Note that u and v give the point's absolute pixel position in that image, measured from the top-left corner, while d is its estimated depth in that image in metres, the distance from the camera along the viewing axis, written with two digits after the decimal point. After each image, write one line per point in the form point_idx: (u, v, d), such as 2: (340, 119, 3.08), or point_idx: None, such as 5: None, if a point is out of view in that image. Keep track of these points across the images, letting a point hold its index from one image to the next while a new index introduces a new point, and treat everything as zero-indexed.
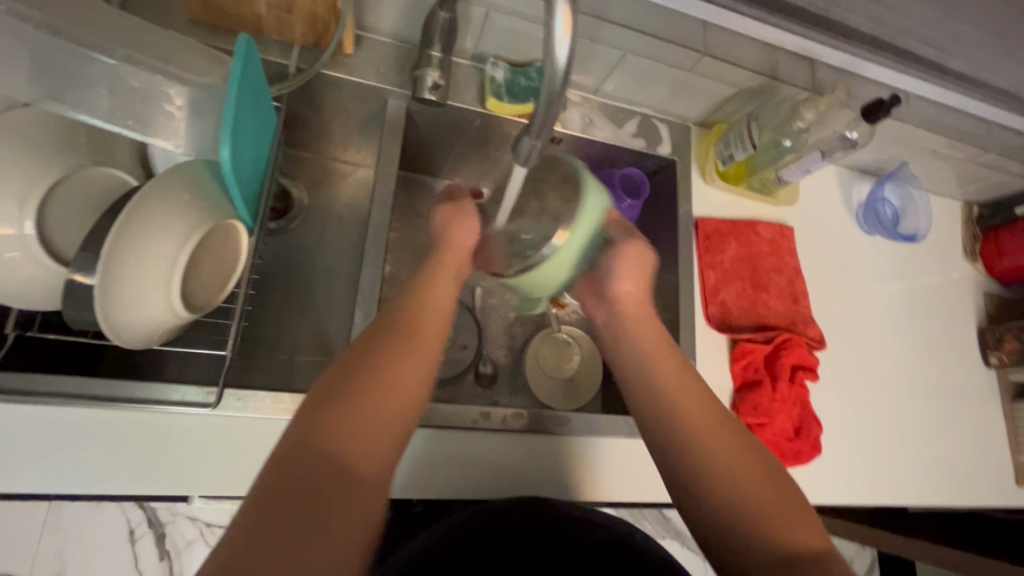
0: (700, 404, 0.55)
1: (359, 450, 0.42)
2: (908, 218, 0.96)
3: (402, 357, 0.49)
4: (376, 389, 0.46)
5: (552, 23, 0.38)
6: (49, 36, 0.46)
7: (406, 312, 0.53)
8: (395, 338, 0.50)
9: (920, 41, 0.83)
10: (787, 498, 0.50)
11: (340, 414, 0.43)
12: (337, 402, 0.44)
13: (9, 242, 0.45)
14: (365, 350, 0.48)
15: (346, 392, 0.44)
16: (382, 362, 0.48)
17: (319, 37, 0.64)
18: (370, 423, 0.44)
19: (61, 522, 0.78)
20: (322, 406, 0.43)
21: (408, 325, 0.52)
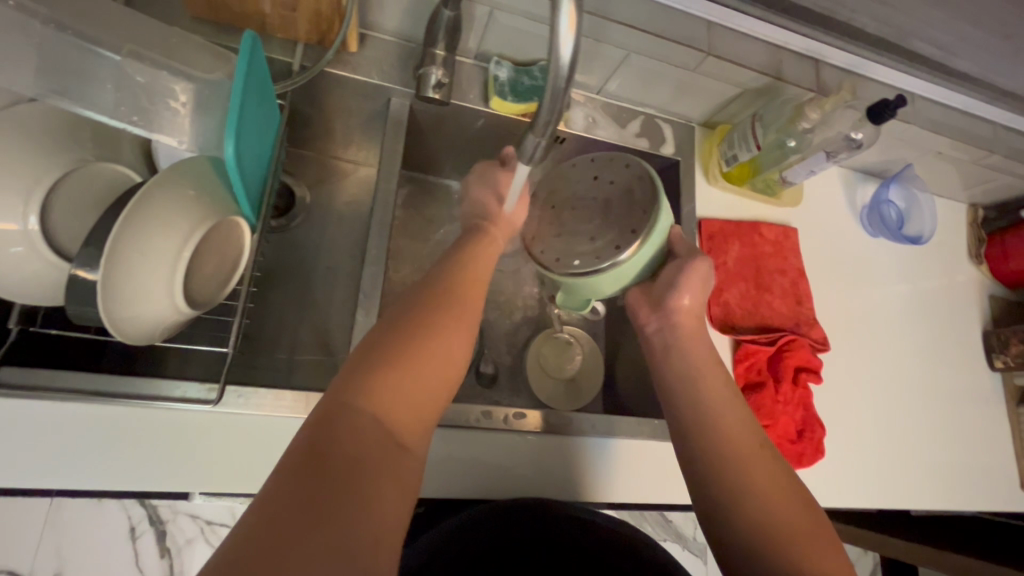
0: (740, 423, 0.56)
1: (400, 424, 0.43)
2: (913, 220, 0.95)
3: (446, 333, 0.49)
4: (421, 364, 0.46)
5: (557, 22, 0.37)
6: (56, 32, 0.46)
7: (449, 288, 0.53)
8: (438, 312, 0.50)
9: (925, 42, 0.83)
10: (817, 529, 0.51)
11: (386, 386, 0.43)
12: (383, 373, 0.44)
13: (13, 236, 0.45)
14: (410, 323, 0.48)
15: (391, 365, 0.45)
16: (426, 335, 0.48)
17: (323, 34, 0.64)
18: (412, 398, 0.44)
19: (62, 520, 0.82)
20: (369, 375, 0.43)
21: (449, 301, 0.52)
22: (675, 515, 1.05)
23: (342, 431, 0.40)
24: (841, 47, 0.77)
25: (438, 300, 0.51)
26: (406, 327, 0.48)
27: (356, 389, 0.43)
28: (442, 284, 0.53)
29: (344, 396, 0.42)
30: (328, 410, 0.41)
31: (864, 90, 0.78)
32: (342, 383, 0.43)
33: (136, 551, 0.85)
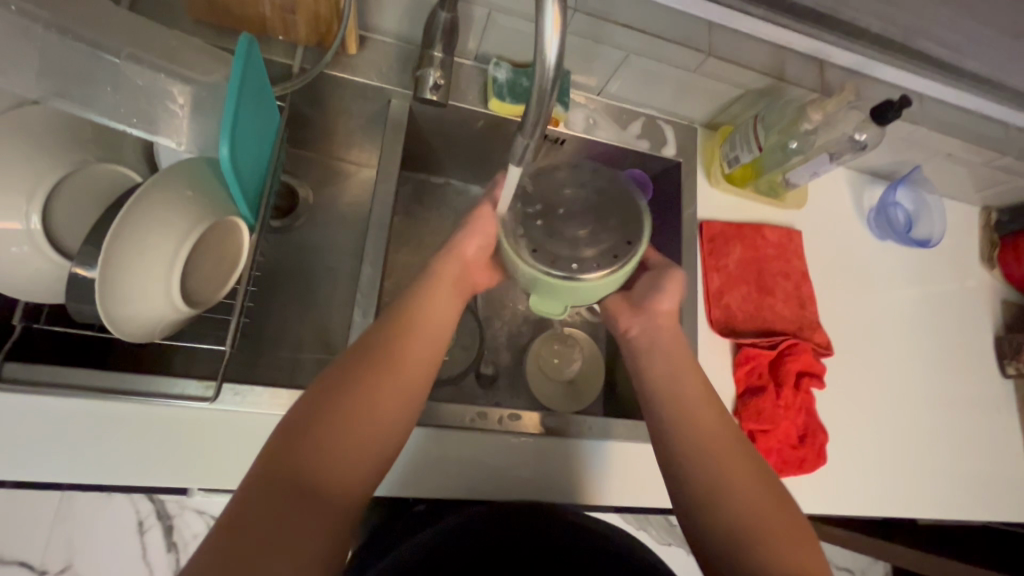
0: (717, 430, 0.56)
1: (333, 477, 0.46)
2: (922, 223, 0.93)
3: (385, 386, 0.51)
4: (356, 419, 0.48)
5: (541, 24, 0.37)
6: (58, 35, 0.47)
7: (396, 337, 0.55)
8: (382, 364, 0.52)
9: (933, 42, 0.82)
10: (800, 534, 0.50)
11: (320, 442, 0.46)
12: (319, 428, 0.47)
13: (16, 236, 0.46)
14: (351, 376, 0.51)
15: (326, 421, 0.47)
16: (365, 389, 0.50)
17: (322, 37, 0.65)
18: (346, 451, 0.47)
19: (72, 512, 0.84)
20: (304, 432, 0.46)
21: (395, 351, 0.54)
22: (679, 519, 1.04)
23: (273, 486, 0.43)
24: (846, 47, 0.76)
25: (386, 349, 0.53)
26: (346, 381, 0.50)
27: (293, 443, 0.46)
28: (391, 332, 0.55)
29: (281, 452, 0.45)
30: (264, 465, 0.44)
31: (869, 91, 0.77)
32: (280, 437, 0.46)
33: (144, 544, 0.87)
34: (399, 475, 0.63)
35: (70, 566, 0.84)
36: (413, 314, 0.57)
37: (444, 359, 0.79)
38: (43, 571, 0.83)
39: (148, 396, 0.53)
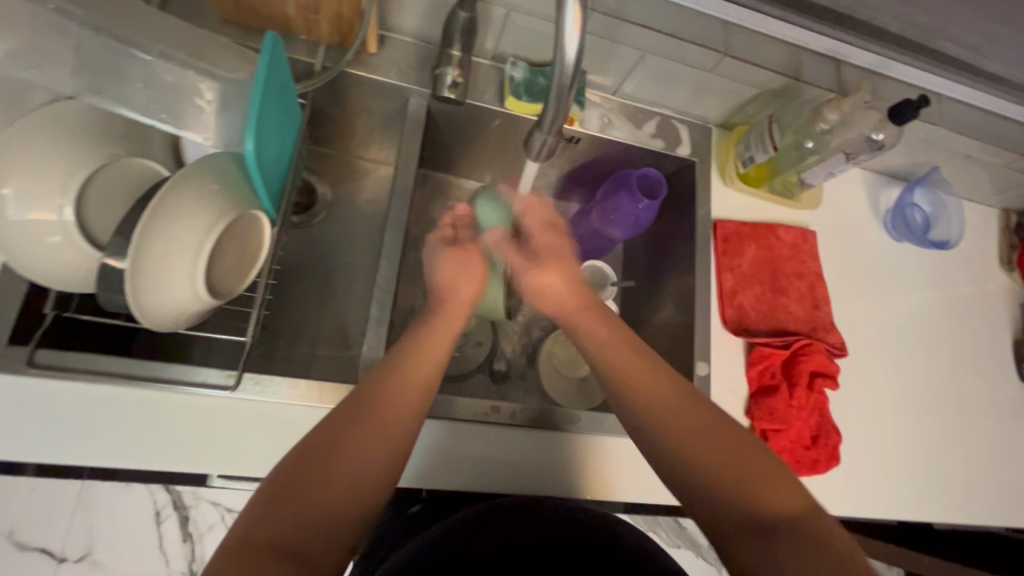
0: (661, 391, 0.54)
1: (310, 545, 0.43)
2: (940, 225, 0.92)
3: (367, 443, 0.48)
4: (335, 483, 0.45)
5: (563, 20, 0.38)
6: (94, 33, 0.48)
7: (383, 391, 0.51)
8: (364, 423, 0.49)
9: (952, 42, 0.81)
10: (760, 463, 0.50)
11: (296, 508, 0.43)
12: (295, 495, 0.44)
13: (50, 226, 0.48)
14: (330, 436, 0.47)
15: (303, 487, 0.44)
16: (345, 451, 0.47)
17: (344, 36, 0.67)
18: (324, 516, 0.44)
19: (89, 500, 0.80)
20: (279, 501, 0.43)
21: (380, 408, 0.50)
22: (690, 522, 1.04)
23: (246, 563, 0.40)
24: (865, 47, 0.76)
25: (368, 404, 0.50)
26: (324, 441, 0.47)
27: (268, 514, 0.43)
28: (375, 386, 0.52)
29: (256, 523, 0.42)
30: (234, 537, 0.41)
31: (885, 91, 0.77)
32: (253, 509, 0.43)
33: (160, 535, 0.82)
34: (413, 468, 0.63)
35: (88, 555, 0.79)
36: (398, 365, 0.54)
37: (458, 355, 0.80)
38: (62, 559, 0.77)
39: (172, 383, 0.55)
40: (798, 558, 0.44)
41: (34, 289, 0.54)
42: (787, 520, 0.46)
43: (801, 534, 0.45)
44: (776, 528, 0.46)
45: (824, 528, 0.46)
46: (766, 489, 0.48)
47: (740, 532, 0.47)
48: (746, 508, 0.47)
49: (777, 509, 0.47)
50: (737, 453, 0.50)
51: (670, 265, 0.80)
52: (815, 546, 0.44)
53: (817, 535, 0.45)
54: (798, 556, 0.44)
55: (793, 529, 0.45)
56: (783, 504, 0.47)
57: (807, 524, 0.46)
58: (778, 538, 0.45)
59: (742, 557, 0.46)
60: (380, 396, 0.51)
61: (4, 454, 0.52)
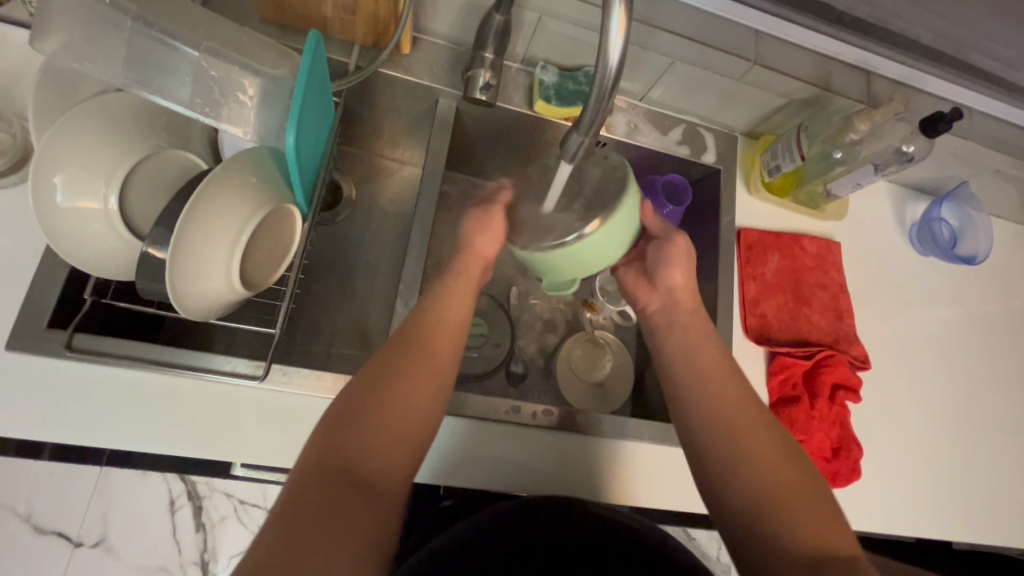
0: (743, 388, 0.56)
1: (373, 473, 0.44)
2: (968, 240, 0.90)
3: (417, 387, 0.50)
4: (390, 420, 0.47)
5: (607, 26, 0.39)
6: (144, 27, 0.51)
7: (431, 344, 0.53)
8: (415, 367, 0.51)
9: (987, 56, 0.80)
10: (821, 493, 0.49)
11: (364, 443, 0.45)
12: (358, 430, 0.45)
13: (95, 214, 0.50)
14: (383, 376, 0.49)
15: (361, 423, 0.46)
16: (399, 392, 0.49)
17: (378, 37, 0.68)
18: (388, 455, 0.46)
19: (109, 487, 0.82)
20: (342, 435, 0.45)
21: (428, 358, 0.52)
22: (699, 533, 1.03)
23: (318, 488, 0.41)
24: (895, 59, 0.76)
25: (418, 352, 0.52)
26: (380, 382, 0.49)
27: (332, 444, 0.44)
28: (426, 337, 0.54)
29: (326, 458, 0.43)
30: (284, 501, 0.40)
31: (916, 103, 0.77)
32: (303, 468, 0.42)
33: (174, 524, 0.84)
34: (437, 466, 0.64)
35: (104, 540, 0.81)
36: (440, 318, 0.56)
37: (476, 354, 0.80)
38: (78, 543, 0.80)
39: (203, 371, 0.56)
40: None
41: (74, 276, 0.55)
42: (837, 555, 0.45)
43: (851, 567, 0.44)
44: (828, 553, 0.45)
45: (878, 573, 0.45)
46: (822, 516, 0.48)
47: (788, 544, 0.47)
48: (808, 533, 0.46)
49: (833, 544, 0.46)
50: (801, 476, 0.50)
51: (691, 273, 0.80)
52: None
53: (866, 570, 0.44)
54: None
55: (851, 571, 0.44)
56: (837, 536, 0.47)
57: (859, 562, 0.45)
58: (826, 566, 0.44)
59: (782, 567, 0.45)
60: (428, 344, 0.53)
61: (40, 437, 0.53)
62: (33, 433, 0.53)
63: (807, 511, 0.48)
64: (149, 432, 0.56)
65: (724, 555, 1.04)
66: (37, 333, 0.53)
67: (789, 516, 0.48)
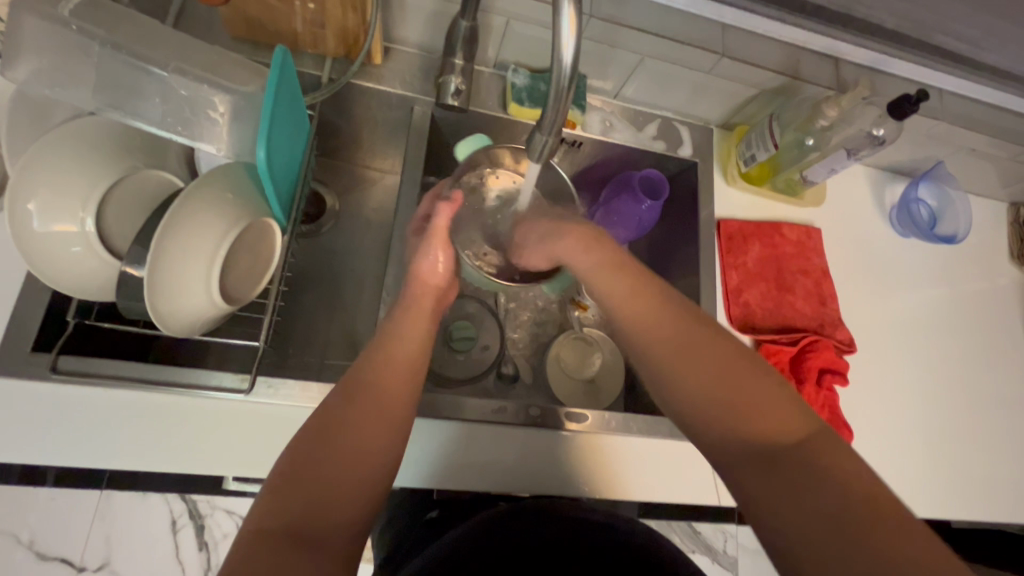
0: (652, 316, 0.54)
1: (331, 495, 0.44)
2: (946, 220, 0.91)
3: (364, 421, 0.48)
4: (342, 457, 0.46)
5: (558, 26, 0.39)
6: (113, 51, 0.52)
7: (378, 380, 0.52)
8: (356, 403, 0.49)
9: (950, 36, 0.82)
10: (765, 390, 0.47)
11: (318, 469, 0.44)
12: (311, 474, 0.44)
13: (73, 237, 0.50)
14: (328, 418, 0.48)
15: (314, 466, 0.44)
16: (349, 431, 0.47)
17: (350, 48, 0.69)
18: (341, 475, 0.45)
19: (110, 510, 0.80)
20: (297, 485, 0.43)
21: (378, 393, 0.51)
22: (703, 526, 1.03)
23: (268, 544, 0.39)
24: (862, 45, 0.77)
25: (365, 388, 0.51)
26: (330, 424, 0.47)
27: (287, 498, 0.42)
28: (374, 371, 0.52)
29: (277, 503, 0.42)
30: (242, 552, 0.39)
31: (884, 87, 0.78)
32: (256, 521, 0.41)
33: (176, 543, 0.83)
34: (429, 469, 0.64)
35: (107, 564, 0.79)
36: (384, 351, 0.55)
37: (465, 358, 0.80)
38: (81, 568, 0.78)
39: (189, 387, 0.56)
40: (804, 493, 0.40)
41: (56, 300, 0.56)
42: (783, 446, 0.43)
43: (793, 464, 0.42)
44: (775, 458, 0.43)
45: (835, 456, 0.42)
46: (763, 417, 0.45)
47: (742, 463, 0.44)
48: (751, 438, 0.45)
49: (775, 439, 0.44)
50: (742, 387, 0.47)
51: (674, 265, 0.81)
52: (807, 474, 0.41)
53: (806, 458, 0.42)
54: (797, 486, 0.41)
55: (801, 459, 0.42)
56: (785, 432, 0.44)
57: (811, 454, 0.42)
58: (775, 466, 0.42)
59: (747, 490, 0.43)
60: (370, 377, 0.52)
61: (31, 460, 0.54)
62: (20, 456, 0.54)
63: (754, 420, 0.45)
64: (138, 450, 0.56)
65: (730, 547, 1.04)
66: (22, 357, 0.54)
67: (731, 435, 0.46)
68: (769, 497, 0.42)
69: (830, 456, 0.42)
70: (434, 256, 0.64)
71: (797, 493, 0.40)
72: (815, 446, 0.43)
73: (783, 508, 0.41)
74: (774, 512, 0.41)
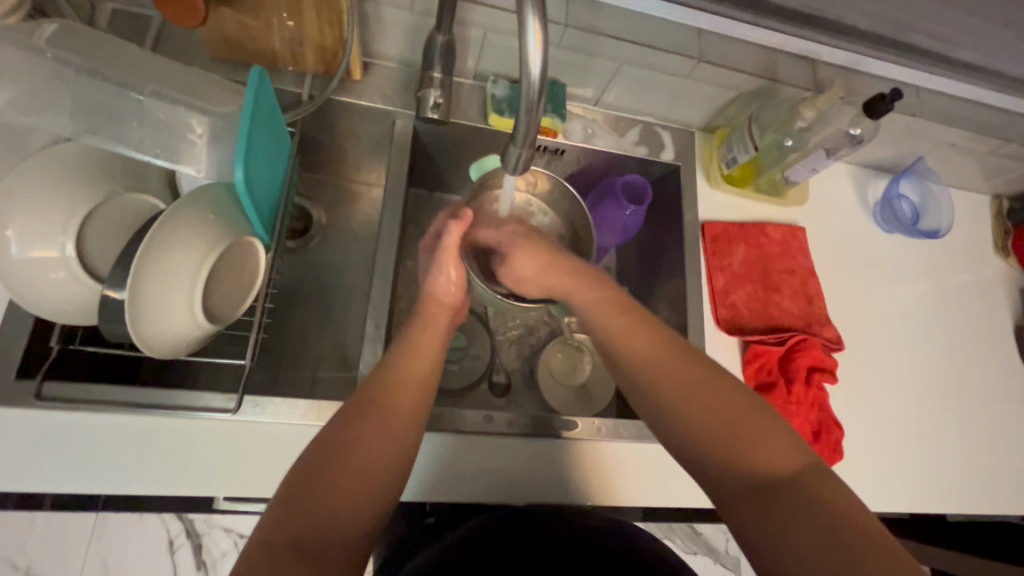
0: (654, 348, 0.55)
1: (336, 519, 0.43)
2: (928, 215, 0.92)
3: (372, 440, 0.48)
4: (349, 479, 0.45)
5: (525, 39, 0.40)
6: (88, 78, 0.54)
7: (387, 401, 0.51)
8: (361, 418, 0.49)
9: (923, 35, 0.83)
10: (764, 424, 0.48)
11: (326, 491, 0.44)
12: (318, 494, 0.44)
13: (53, 263, 0.50)
14: (336, 437, 0.48)
15: (316, 479, 0.44)
16: (354, 448, 0.47)
17: (329, 65, 0.69)
18: (351, 494, 0.45)
19: (106, 532, 0.79)
20: (298, 500, 0.43)
21: (386, 414, 0.51)
22: (704, 527, 1.03)
23: (270, 557, 0.39)
24: (836, 45, 0.78)
25: (373, 409, 0.50)
26: (335, 445, 0.47)
27: (282, 511, 0.42)
28: (381, 392, 0.52)
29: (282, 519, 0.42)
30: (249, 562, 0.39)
31: (860, 86, 0.79)
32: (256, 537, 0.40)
33: (174, 564, 0.82)
34: (422, 482, 0.64)
35: None
36: (385, 370, 0.55)
37: (457, 367, 0.81)
38: None
39: (177, 409, 0.56)
40: (806, 524, 0.41)
41: (40, 324, 0.56)
42: (785, 481, 0.44)
43: (796, 496, 0.43)
44: (776, 491, 0.44)
45: (828, 487, 0.43)
46: (766, 452, 0.46)
47: (742, 494, 0.45)
48: (750, 472, 0.46)
49: (776, 474, 0.45)
50: (735, 414, 0.49)
51: (661, 269, 0.81)
52: (813, 507, 0.42)
53: (814, 495, 0.43)
54: (799, 519, 0.42)
55: (803, 495, 0.43)
56: (788, 467, 0.45)
57: (812, 488, 0.43)
58: (774, 498, 0.44)
59: (750, 519, 0.44)
60: (373, 394, 0.52)
61: (20, 487, 0.54)
62: (3, 484, 0.53)
63: (755, 452, 0.46)
64: (129, 474, 0.56)
65: (731, 548, 1.03)
66: (6, 384, 0.54)
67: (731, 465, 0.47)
68: (777, 528, 0.42)
69: (830, 491, 0.43)
70: (447, 274, 0.64)
71: (795, 524, 0.42)
72: (818, 483, 0.44)
73: (785, 535, 0.42)
74: (776, 540, 0.42)
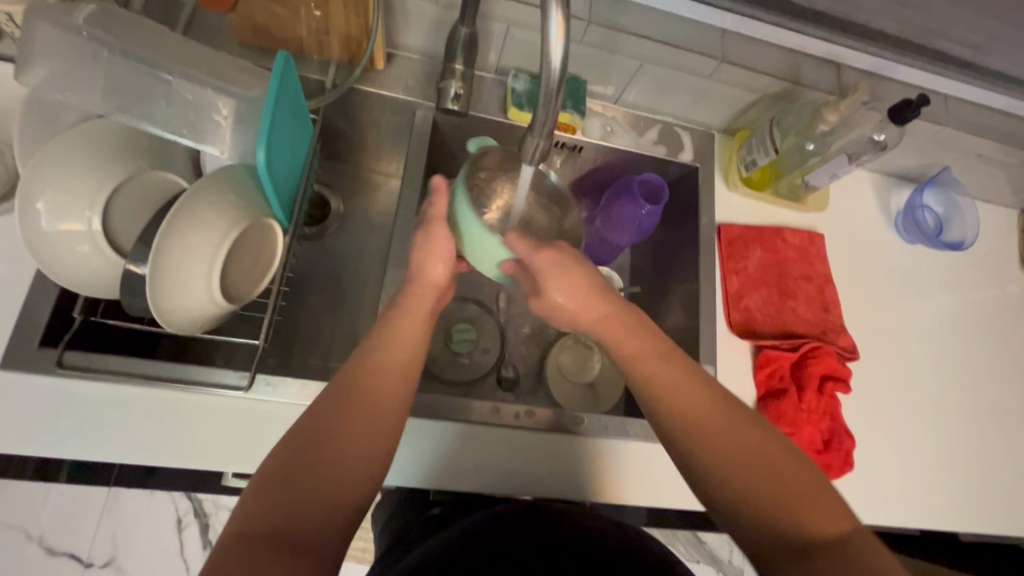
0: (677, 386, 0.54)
1: (319, 508, 0.44)
2: (952, 227, 0.91)
3: (355, 429, 0.49)
4: (333, 468, 0.46)
5: (547, 30, 0.40)
6: (121, 57, 0.55)
7: (372, 387, 0.52)
8: (346, 406, 0.50)
9: (952, 41, 0.82)
10: (795, 474, 0.48)
11: (313, 482, 0.45)
12: (304, 482, 0.44)
13: (80, 236, 0.52)
14: (326, 426, 0.48)
15: (308, 473, 0.45)
16: (338, 439, 0.47)
17: (353, 54, 0.70)
18: (336, 484, 0.46)
19: (117, 506, 0.82)
20: (283, 490, 0.43)
21: (370, 401, 0.51)
22: (709, 536, 1.02)
23: (250, 544, 0.40)
24: (863, 50, 0.77)
25: (359, 397, 0.51)
26: (323, 434, 0.47)
27: (263, 497, 0.43)
28: (369, 378, 0.52)
29: (265, 507, 0.42)
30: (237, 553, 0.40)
31: (884, 92, 0.78)
32: (242, 524, 0.41)
33: (181, 542, 0.84)
34: (428, 470, 0.65)
35: (113, 561, 0.81)
36: (376, 356, 0.54)
37: (466, 360, 0.81)
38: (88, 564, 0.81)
39: (191, 384, 0.57)
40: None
41: (64, 296, 0.58)
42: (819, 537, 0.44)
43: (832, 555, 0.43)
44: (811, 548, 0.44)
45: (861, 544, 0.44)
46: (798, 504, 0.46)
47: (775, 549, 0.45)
48: (780, 525, 0.46)
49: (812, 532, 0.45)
50: (769, 463, 0.48)
51: (675, 270, 0.81)
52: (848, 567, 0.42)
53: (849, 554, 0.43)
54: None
55: (838, 554, 0.43)
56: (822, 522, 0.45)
57: (848, 548, 0.43)
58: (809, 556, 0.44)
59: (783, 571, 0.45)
60: (362, 384, 0.52)
61: (40, 452, 0.55)
62: (24, 449, 0.55)
63: (786, 504, 0.46)
64: (143, 445, 0.58)
65: (736, 558, 1.02)
66: (29, 352, 0.55)
67: (763, 517, 0.47)
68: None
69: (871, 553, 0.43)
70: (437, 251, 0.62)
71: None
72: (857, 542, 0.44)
73: None
74: None
